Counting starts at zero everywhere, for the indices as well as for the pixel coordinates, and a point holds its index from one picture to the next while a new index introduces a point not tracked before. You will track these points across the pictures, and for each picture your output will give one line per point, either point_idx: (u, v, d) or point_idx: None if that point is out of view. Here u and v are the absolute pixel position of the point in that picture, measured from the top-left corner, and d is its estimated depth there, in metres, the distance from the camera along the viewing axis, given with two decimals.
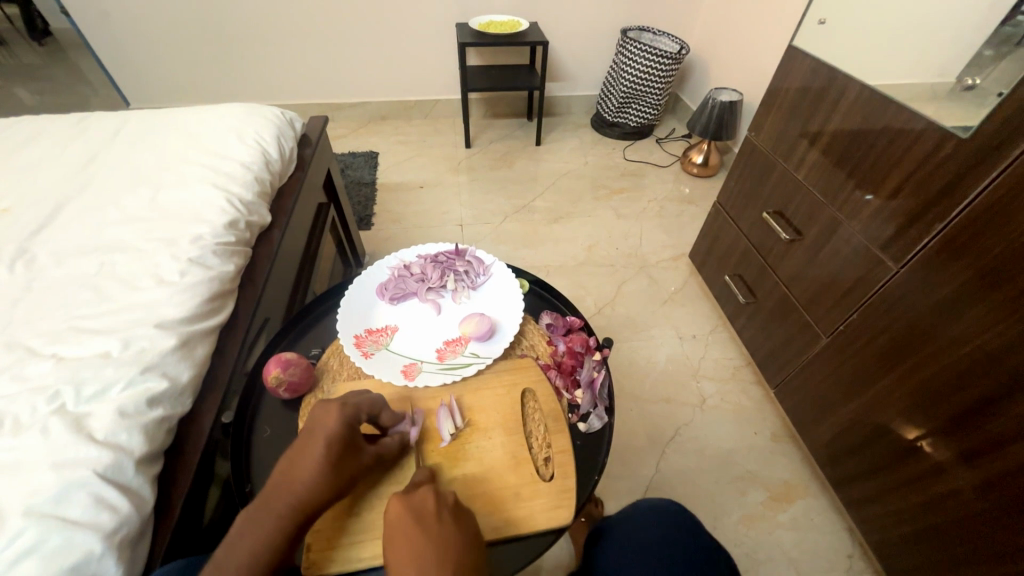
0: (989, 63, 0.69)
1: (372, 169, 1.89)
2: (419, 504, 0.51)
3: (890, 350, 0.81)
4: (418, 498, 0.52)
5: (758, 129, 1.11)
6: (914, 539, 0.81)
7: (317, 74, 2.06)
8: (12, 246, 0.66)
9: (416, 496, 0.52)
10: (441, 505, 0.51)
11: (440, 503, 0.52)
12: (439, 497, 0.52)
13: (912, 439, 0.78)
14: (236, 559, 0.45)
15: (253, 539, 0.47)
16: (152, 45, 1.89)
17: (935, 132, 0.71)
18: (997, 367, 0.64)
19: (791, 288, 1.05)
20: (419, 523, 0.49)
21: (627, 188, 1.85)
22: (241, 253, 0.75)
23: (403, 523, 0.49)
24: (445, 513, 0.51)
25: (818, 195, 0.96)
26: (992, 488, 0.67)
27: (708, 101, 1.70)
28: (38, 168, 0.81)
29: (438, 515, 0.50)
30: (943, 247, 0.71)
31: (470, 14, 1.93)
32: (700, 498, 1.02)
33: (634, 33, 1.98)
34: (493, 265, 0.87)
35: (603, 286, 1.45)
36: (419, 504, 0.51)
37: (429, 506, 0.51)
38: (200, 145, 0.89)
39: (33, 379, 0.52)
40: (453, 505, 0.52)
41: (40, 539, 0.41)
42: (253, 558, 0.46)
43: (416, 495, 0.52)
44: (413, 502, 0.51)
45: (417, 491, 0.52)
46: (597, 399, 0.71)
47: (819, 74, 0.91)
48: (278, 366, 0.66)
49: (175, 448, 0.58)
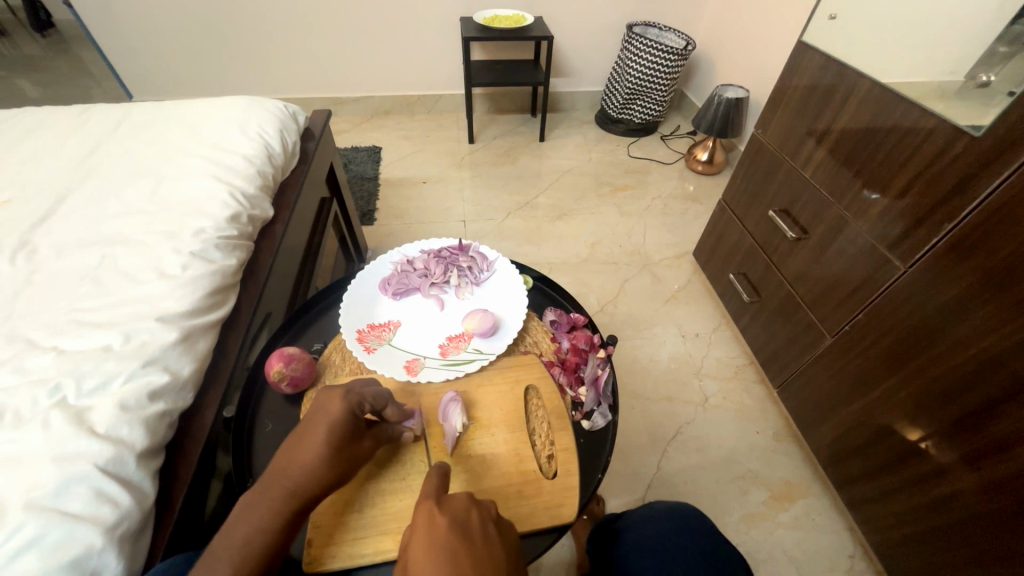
0: (1000, 61, 0.68)
1: (375, 164, 1.89)
2: (462, 517, 0.45)
3: (895, 350, 0.80)
4: (460, 506, 0.46)
5: (765, 126, 1.10)
6: (916, 539, 0.80)
7: (320, 68, 2.04)
8: (14, 238, 0.65)
9: (458, 504, 0.46)
10: (485, 519, 0.46)
11: (484, 517, 0.46)
12: (482, 509, 0.47)
13: (915, 440, 0.77)
14: (230, 542, 0.45)
15: (248, 524, 0.46)
16: (152, 37, 1.89)
17: (947, 130, 0.70)
18: (1003, 370, 0.64)
19: (796, 287, 1.05)
20: (462, 534, 0.44)
21: (631, 185, 1.84)
22: (243, 246, 0.75)
23: (443, 533, 0.43)
24: (489, 526, 0.46)
25: (825, 194, 0.95)
26: (995, 490, 0.66)
27: (714, 98, 1.69)
28: (40, 160, 0.81)
29: (483, 531, 0.45)
30: (951, 248, 0.70)
31: (474, 8, 1.92)
32: (700, 497, 1.02)
33: (640, 29, 1.97)
34: (497, 260, 0.86)
35: (606, 284, 1.45)
36: (462, 517, 0.45)
37: (473, 517, 0.46)
38: (202, 138, 0.88)
39: (34, 372, 0.51)
40: (495, 519, 0.47)
41: (40, 533, 0.41)
42: (246, 544, 0.45)
43: (459, 507, 0.46)
44: (454, 510, 0.46)
45: (459, 500, 0.47)
46: (601, 397, 0.70)
47: (828, 71, 0.90)
48: (280, 361, 0.65)
49: (177, 441, 0.58)
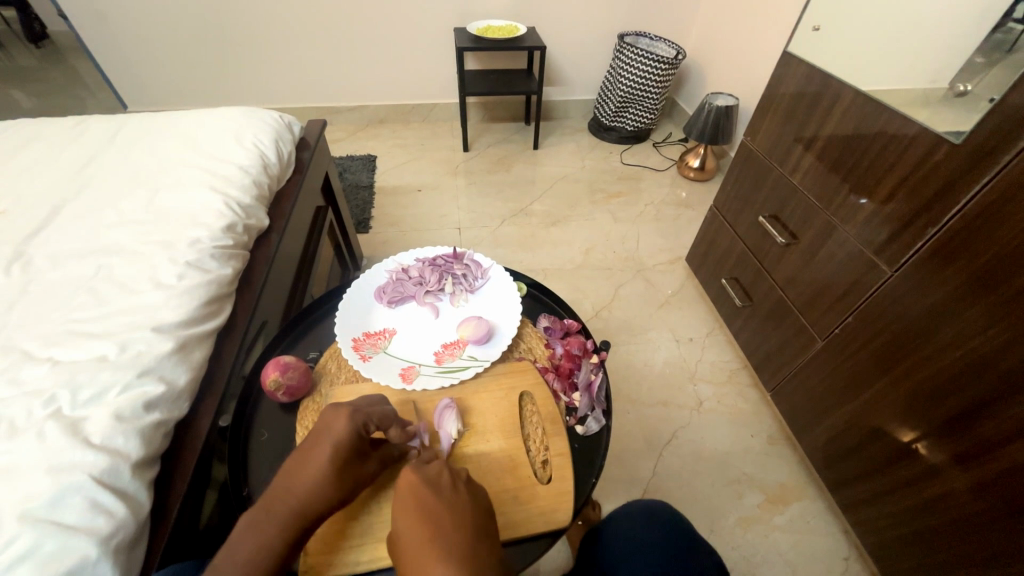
0: (981, 69, 0.70)
1: (370, 173, 1.90)
2: (433, 477, 0.52)
3: (886, 352, 0.81)
4: (432, 469, 0.53)
5: (754, 134, 1.12)
6: (910, 539, 0.81)
7: (315, 77, 2.06)
8: (9, 249, 0.66)
9: (430, 469, 0.53)
10: (455, 479, 0.53)
11: (454, 477, 0.53)
12: (453, 471, 0.54)
13: (907, 441, 0.78)
14: (234, 561, 0.46)
15: (252, 543, 0.47)
16: (147, 49, 1.90)
17: (929, 137, 0.72)
18: (990, 371, 0.65)
19: (787, 291, 1.06)
20: (433, 490, 0.51)
21: (624, 192, 1.86)
22: (239, 256, 0.75)
23: (416, 491, 0.51)
24: (459, 485, 0.52)
25: (813, 200, 0.97)
26: (986, 489, 0.67)
27: (704, 105, 1.72)
28: (36, 171, 0.81)
29: (453, 488, 0.52)
30: (936, 251, 0.72)
31: (468, 19, 1.95)
32: (696, 501, 1.02)
33: (631, 38, 2.01)
34: (492, 268, 0.87)
35: (601, 289, 1.46)
36: (434, 476, 0.52)
37: (444, 478, 0.52)
38: (198, 148, 0.89)
39: (29, 383, 0.52)
40: (466, 479, 0.53)
41: (35, 544, 0.41)
42: (251, 562, 0.46)
43: (430, 468, 0.53)
44: (427, 473, 0.53)
45: (431, 465, 0.54)
46: (595, 402, 0.71)
47: (813, 80, 0.92)
48: (277, 369, 0.66)
49: (173, 450, 0.58)
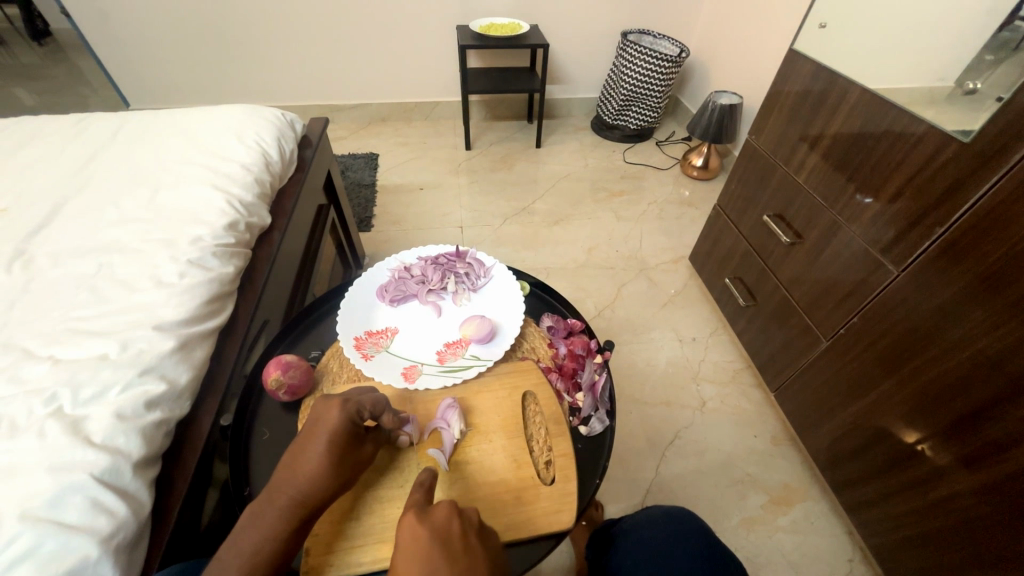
0: (988, 68, 0.70)
1: (372, 171, 1.89)
2: (442, 527, 0.46)
3: (890, 353, 0.81)
4: (440, 518, 0.47)
5: (759, 132, 1.12)
6: (916, 542, 0.80)
7: (318, 75, 2.05)
8: (11, 246, 0.65)
9: (438, 515, 0.47)
10: (467, 529, 0.47)
11: (465, 526, 0.47)
12: (463, 518, 0.48)
13: (912, 443, 0.78)
14: (241, 550, 0.47)
15: (258, 533, 0.48)
16: (151, 48, 1.90)
17: (937, 136, 0.71)
18: (998, 372, 0.64)
19: (792, 291, 1.05)
20: (443, 545, 0.45)
21: (627, 191, 1.85)
22: (241, 254, 0.75)
23: (425, 546, 0.44)
24: (471, 537, 0.47)
25: (819, 199, 0.96)
26: (994, 492, 0.66)
27: (708, 104, 1.71)
28: (38, 169, 0.81)
29: (465, 542, 0.46)
30: (943, 250, 0.71)
31: (470, 17, 1.94)
32: (699, 501, 1.02)
33: (635, 36, 1.99)
34: (494, 267, 0.87)
35: (603, 288, 1.46)
36: (443, 528, 0.46)
37: (454, 529, 0.46)
38: (201, 146, 0.88)
39: (30, 381, 0.51)
40: (477, 528, 0.48)
41: (36, 543, 0.41)
42: (256, 551, 0.47)
43: (438, 517, 0.47)
44: (434, 522, 0.46)
45: (440, 511, 0.48)
46: (599, 402, 0.70)
47: (820, 78, 0.91)
48: (278, 368, 0.65)
49: (175, 449, 0.58)
